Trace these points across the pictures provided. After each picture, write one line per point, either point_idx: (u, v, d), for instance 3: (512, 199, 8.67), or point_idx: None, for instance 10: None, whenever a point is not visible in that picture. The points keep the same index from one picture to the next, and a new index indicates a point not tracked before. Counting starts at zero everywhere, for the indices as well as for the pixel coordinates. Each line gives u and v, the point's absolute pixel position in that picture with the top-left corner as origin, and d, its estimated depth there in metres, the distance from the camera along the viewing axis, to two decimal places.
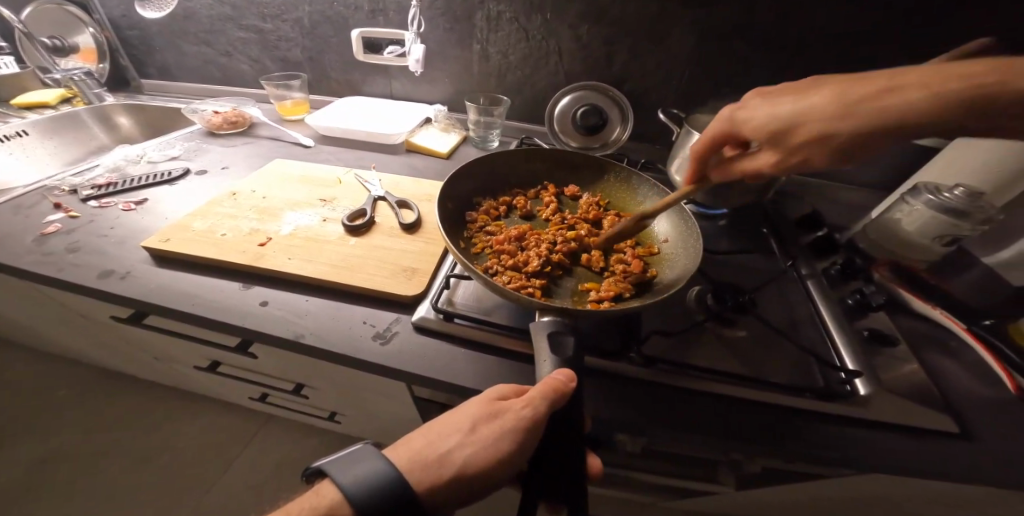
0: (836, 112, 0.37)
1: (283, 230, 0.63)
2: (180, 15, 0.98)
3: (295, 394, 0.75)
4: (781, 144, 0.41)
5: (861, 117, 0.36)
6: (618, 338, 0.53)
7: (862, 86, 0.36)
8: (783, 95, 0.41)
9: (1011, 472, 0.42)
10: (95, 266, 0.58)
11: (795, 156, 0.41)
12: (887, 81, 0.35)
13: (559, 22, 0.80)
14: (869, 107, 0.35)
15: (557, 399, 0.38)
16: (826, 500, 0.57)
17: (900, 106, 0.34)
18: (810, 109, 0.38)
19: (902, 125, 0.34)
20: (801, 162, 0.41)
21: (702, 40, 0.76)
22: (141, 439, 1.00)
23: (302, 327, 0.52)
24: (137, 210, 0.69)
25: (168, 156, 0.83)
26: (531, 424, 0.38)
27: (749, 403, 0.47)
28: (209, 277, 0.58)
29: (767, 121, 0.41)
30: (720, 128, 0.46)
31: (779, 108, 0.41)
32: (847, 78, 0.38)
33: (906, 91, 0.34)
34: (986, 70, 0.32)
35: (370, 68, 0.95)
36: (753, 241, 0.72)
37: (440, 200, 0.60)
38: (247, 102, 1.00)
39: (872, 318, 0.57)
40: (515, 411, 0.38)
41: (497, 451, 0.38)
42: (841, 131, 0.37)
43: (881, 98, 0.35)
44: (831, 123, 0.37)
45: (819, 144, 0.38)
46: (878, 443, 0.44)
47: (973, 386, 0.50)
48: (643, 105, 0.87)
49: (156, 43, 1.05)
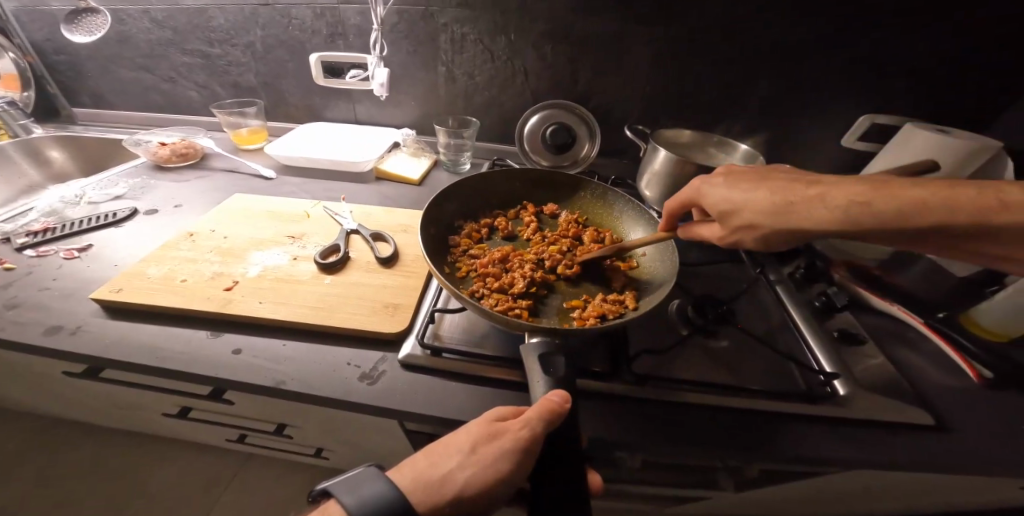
0: (773, 208, 0.41)
1: (250, 272, 0.60)
2: (115, 39, 0.92)
3: (279, 434, 0.70)
4: (726, 224, 0.45)
5: (790, 220, 0.41)
6: (608, 358, 0.54)
7: (824, 196, 0.39)
8: (745, 181, 0.44)
9: (979, 455, 0.46)
10: (41, 323, 0.53)
11: (733, 235, 0.46)
12: (826, 192, 0.39)
13: (523, 43, 0.80)
14: (835, 202, 0.39)
15: (555, 413, 0.38)
16: (817, 496, 0.59)
17: (826, 215, 0.39)
18: (751, 202, 0.43)
19: (824, 228, 0.39)
20: (738, 241, 0.46)
21: (662, 59, 0.79)
22: (98, 497, 0.91)
23: (283, 373, 0.49)
24: (81, 258, 0.63)
25: (111, 195, 0.76)
26: (531, 440, 0.38)
27: (742, 412, 0.49)
28: (174, 327, 0.54)
29: (721, 203, 0.45)
30: (688, 194, 0.50)
31: (731, 194, 0.44)
32: (799, 182, 0.41)
33: (836, 201, 0.39)
34: (962, 203, 0.35)
35: (330, 92, 0.92)
36: (724, 251, 0.74)
37: (424, 228, 0.59)
38: (197, 131, 0.94)
39: (838, 318, 0.61)
40: (515, 428, 0.38)
41: (498, 471, 0.37)
42: (772, 230, 0.42)
43: (818, 204, 0.39)
44: (762, 219, 0.42)
45: (754, 232, 0.43)
46: (863, 440, 0.47)
47: (936, 375, 0.55)
48: (610, 121, 0.89)
49: (88, 70, 0.98)
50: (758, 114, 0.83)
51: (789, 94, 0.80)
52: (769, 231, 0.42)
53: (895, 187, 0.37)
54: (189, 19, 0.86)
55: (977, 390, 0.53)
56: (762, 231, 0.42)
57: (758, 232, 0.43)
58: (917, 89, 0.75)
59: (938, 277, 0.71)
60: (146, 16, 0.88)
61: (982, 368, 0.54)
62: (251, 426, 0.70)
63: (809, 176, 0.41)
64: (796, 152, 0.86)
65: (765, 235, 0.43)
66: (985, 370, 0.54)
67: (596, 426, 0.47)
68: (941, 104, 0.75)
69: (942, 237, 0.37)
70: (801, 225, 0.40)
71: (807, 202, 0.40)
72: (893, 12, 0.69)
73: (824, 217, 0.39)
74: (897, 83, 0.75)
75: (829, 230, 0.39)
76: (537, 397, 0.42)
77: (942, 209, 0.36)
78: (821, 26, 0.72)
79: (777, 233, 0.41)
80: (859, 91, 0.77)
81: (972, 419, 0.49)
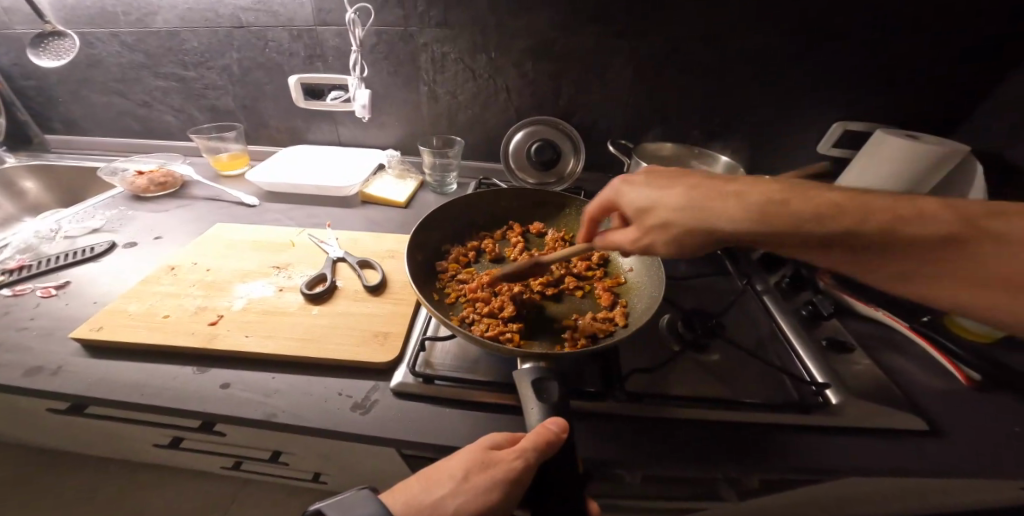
0: (685, 208, 0.41)
1: (235, 305, 0.59)
2: (85, 63, 0.90)
3: (274, 461, 0.69)
4: (642, 223, 0.45)
5: (698, 216, 0.40)
6: (602, 377, 0.54)
7: (736, 189, 0.40)
8: (664, 182, 0.44)
9: (966, 459, 0.47)
10: (19, 365, 0.52)
11: (646, 237, 0.45)
12: (737, 189, 0.40)
13: (504, 60, 0.80)
14: (748, 203, 0.38)
15: (549, 443, 0.37)
16: None
17: (738, 212, 0.39)
18: (665, 202, 0.43)
19: (731, 224, 0.39)
20: (651, 244, 0.45)
21: (642, 73, 0.80)
22: None
23: (273, 407, 0.48)
24: (59, 295, 0.62)
25: (88, 228, 0.75)
26: (524, 470, 0.37)
27: (736, 426, 0.49)
28: (159, 364, 0.53)
29: (640, 200, 0.45)
30: (610, 199, 0.50)
31: (649, 191, 0.44)
32: (714, 182, 0.42)
33: (752, 200, 0.38)
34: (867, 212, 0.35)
35: (312, 114, 0.91)
36: (711, 264, 0.75)
37: (410, 255, 0.59)
38: (176, 157, 0.92)
39: (826, 326, 0.63)
40: (509, 457, 0.37)
41: (490, 501, 0.36)
42: (686, 226, 0.41)
43: (724, 201, 0.39)
44: (676, 215, 0.42)
45: (668, 233, 0.43)
46: (855, 450, 0.47)
47: (921, 379, 0.56)
48: (594, 135, 0.90)
49: (59, 96, 0.95)
50: (738, 124, 0.84)
51: (766, 104, 0.81)
52: (680, 229, 0.42)
53: (792, 192, 0.38)
54: (162, 43, 0.85)
55: (961, 392, 0.54)
56: (674, 229, 0.42)
57: (670, 231, 0.42)
58: (888, 96, 0.77)
59: None
60: (116, 40, 0.86)
61: (969, 370, 0.55)
62: (246, 454, 0.69)
63: (720, 180, 0.42)
64: (777, 159, 0.88)
65: (675, 233, 0.42)
66: (972, 372, 0.55)
67: (593, 447, 0.47)
68: (914, 110, 0.77)
69: (858, 245, 0.35)
70: (711, 223, 0.40)
71: (722, 199, 0.40)
72: (862, 23, 0.70)
73: (735, 213, 0.38)
74: (870, 90, 0.77)
75: (739, 229, 0.39)
76: (533, 423, 0.41)
77: (846, 212, 0.35)
78: (795, 37, 0.74)
79: (689, 231, 0.41)
80: (834, 100, 0.79)
81: (959, 422, 0.51)
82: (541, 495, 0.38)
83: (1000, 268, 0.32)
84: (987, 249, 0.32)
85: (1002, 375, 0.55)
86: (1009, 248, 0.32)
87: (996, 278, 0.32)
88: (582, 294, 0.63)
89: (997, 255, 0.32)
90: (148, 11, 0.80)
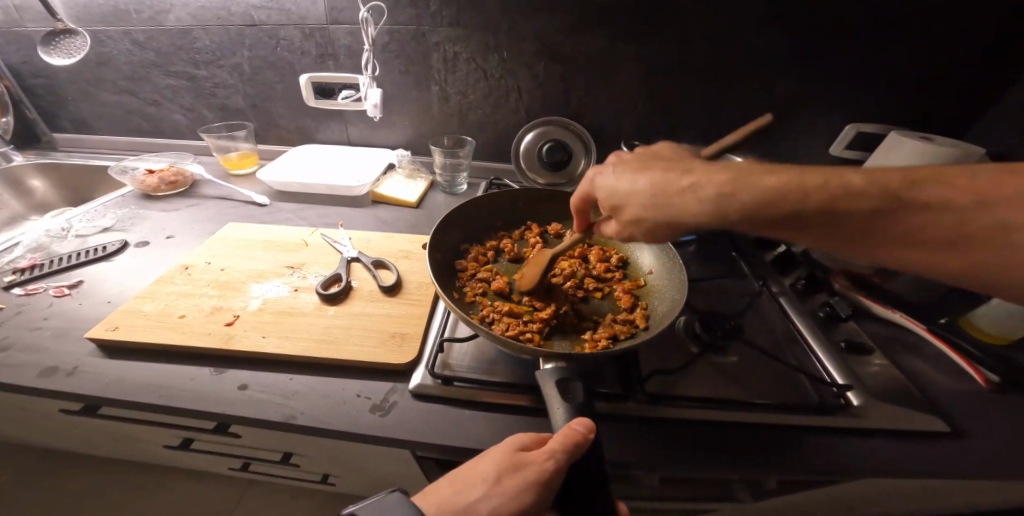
0: (650, 202, 0.42)
1: (251, 305, 0.59)
2: (94, 61, 0.89)
3: (285, 463, 0.69)
4: (617, 217, 0.46)
5: (661, 208, 0.41)
6: (621, 379, 0.54)
7: (686, 182, 0.39)
8: (628, 172, 0.45)
9: (983, 461, 0.47)
10: (34, 365, 0.52)
11: (626, 229, 0.46)
12: (694, 180, 0.39)
13: (516, 60, 0.80)
14: (700, 196, 0.38)
15: (579, 444, 0.37)
16: None
17: (697, 207, 0.38)
18: (631, 196, 0.43)
19: (692, 219, 0.39)
20: (631, 234, 0.46)
21: (654, 74, 0.80)
22: None
23: (292, 408, 0.48)
24: (72, 295, 0.62)
25: (99, 227, 0.74)
26: (554, 471, 0.37)
27: (755, 427, 0.49)
28: (175, 365, 0.53)
29: (610, 195, 0.46)
30: (586, 189, 0.51)
31: (617, 187, 0.45)
32: (672, 169, 0.42)
33: (705, 191, 0.38)
34: (815, 188, 0.33)
35: (322, 113, 0.91)
36: (725, 266, 0.75)
37: (432, 255, 0.59)
38: (185, 156, 0.92)
39: (843, 328, 0.63)
40: (539, 459, 0.37)
41: (522, 503, 0.36)
42: (655, 220, 0.42)
43: (680, 194, 0.39)
44: (642, 210, 0.42)
45: (643, 225, 0.43)
46: (876, 452, 0.47)
47: (937, 381, 0.56)
48: (604, 136, 0.89)
49: (67, 93, 0.95)
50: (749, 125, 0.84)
51: (778, 106, 0.81)
52: (651, 224, 0.42)
53: (741, 175, 0.37)
54: (172, 41, 0.84)
55: (976, 395, 0.54)
56: (646, 224, 0.43)
57: (643, 225, 0.43)
58: (898, 98, 0.77)
59: None
60: (126, 37, 0.85)
61: (988, 372, 0.56)
62: (256, 456, 0.69)
63: (677, 166, 0.41)
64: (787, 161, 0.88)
65: (649, 229, 0.43)
66: (991, 374, 0.56)
67: (613, 449, 0.47)
68: (926, 112, 0.78)
69: (809, 226, 0.34)
70: (679, 217, 0.40)
71: (681, 193, 0.39)
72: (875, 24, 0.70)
73: (695, 208, 0.38)
74: (881, 92, 0.77)
75: (704, 222, 0.38)
76: (560, 423, 0.41)
77: (792, 191, 0.34)
78: (809, 39, 0.73)
79: (659, 226, 0.42)
80: (846, 102, 0.79)
81: (976, 424, 0.51)
82: (570, 495, 0.39)
83: (951, 225, 0.31)
84: (927, 212, 0.31)
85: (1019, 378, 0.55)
86: (962, 206, 0.30)
87: (944, 236, 0.31)
88: (602, 296, 0.63)
89: (952, 214, 0.31)
90: (160, 9, 0.80)
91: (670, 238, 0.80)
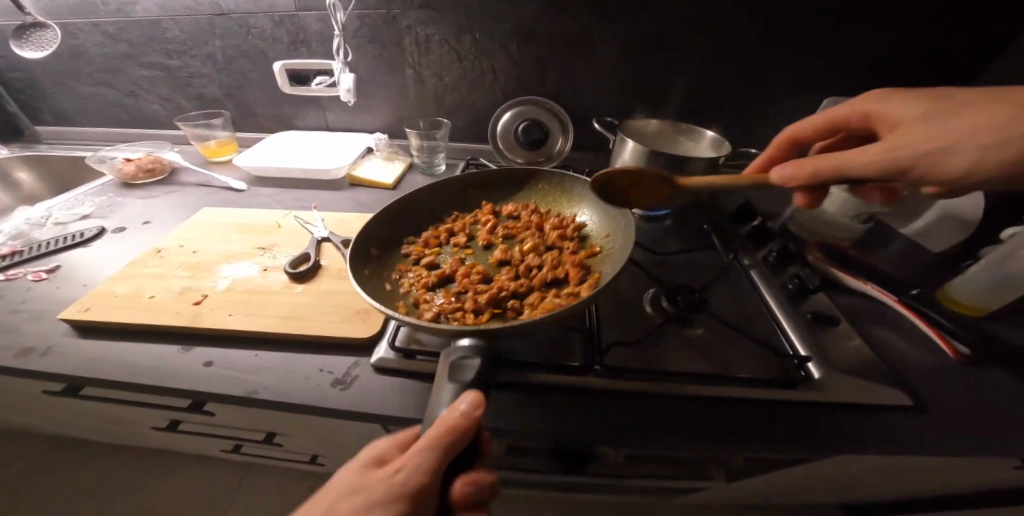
0: (939, 111, 0.45)
1: (219, 285, 0.59)
2: (69, 53, 0.91)
3: (269, 443, 0.69)
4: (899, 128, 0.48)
5: (960, 115, 0.43)
6: (583, 351, 0.54)
7: (970, 101, 0.44)
8: (911, 96, 0.48)
9: (962, 435, 0.46)
10: (11, 346, 0.53)
11: (858, 148, 0.45)
12: (986, 100, 0.43)
13: (489, 42, 0.81)
14: (972, 112, 0.43)
15: (457, 435, 0.32)
16: (810, 475, 0.59)
17: (989, 118, 0.42)
18: (916, 107, 0.46)
19: (976, 130, 0.42)
20: (859, 154, 0.45)
21: (627, 52, 0.80)
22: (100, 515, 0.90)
23: (255, 384, 0.49)
24: (50, 279, 0.63)
25: (78, 214, 0.75)
26: (420, 474, 0.32)
27: (722, 400, 0.49)
28: (145, 343, 0.53)
29: (895, 111, 0.48)
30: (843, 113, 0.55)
31: (901, 103, 0.48)
32: (934, 96, 0.46)
33: (994, 109, 0.42)
34: None
35: (300, 100, 0.92)
36: (698, 239, 0.76)
37: (351, 241, 0.58)
38: (164, 145, 0.94)
39: (812, 300, 0.62)
40: (408, 457, 0.32)
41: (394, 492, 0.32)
42: (942, 132, 0.43)
43: (978, 106, 0.43)
44: (932, 114, 0.45)
45: (908, 138, 0.44)
46: (847, 426, 0.46)
47: (914, 353, 0.55)
48: (580, 116, 0.89)
49: (46, 86, 0.98)
50: (723, 102, 0.84)
51: (749, 82, 0.81)
52: (914, 141, 0.44)
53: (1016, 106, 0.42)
54: (142, 33, 0.87)
55: (958, 368, 0.53)
56: (909, 139, 0.44)
57: (924, 132, 0.44)
58: (872, 72, 0.77)
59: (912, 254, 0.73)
60: (95, 29, 0.87)
61: (958, 344, 0.54)
62: (241, 436, 0.69)
63: (951, 94, 0.45)
64: (765, 137, 0.88)
65: (897, 147, 0.44)
66: (961, 346, 0.54)
67: (573, 420, 0.47)
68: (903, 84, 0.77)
69: None
70: (949, 134, 0.43)
71: (982, 110, 0.43)
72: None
73: (1000, 115, 0.42)
74: (854, 67, 0.77)
75: (984, 135, 0.42)
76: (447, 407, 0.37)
77: None
78: (776, 12, 0.73)
79: (942, 135, 0.43)
80: (817, 77, 0.79)
81: (953, 396, 0.50)
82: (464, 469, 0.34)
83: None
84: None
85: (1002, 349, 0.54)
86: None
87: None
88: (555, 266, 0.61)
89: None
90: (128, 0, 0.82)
91: (646, 213, 0.81)
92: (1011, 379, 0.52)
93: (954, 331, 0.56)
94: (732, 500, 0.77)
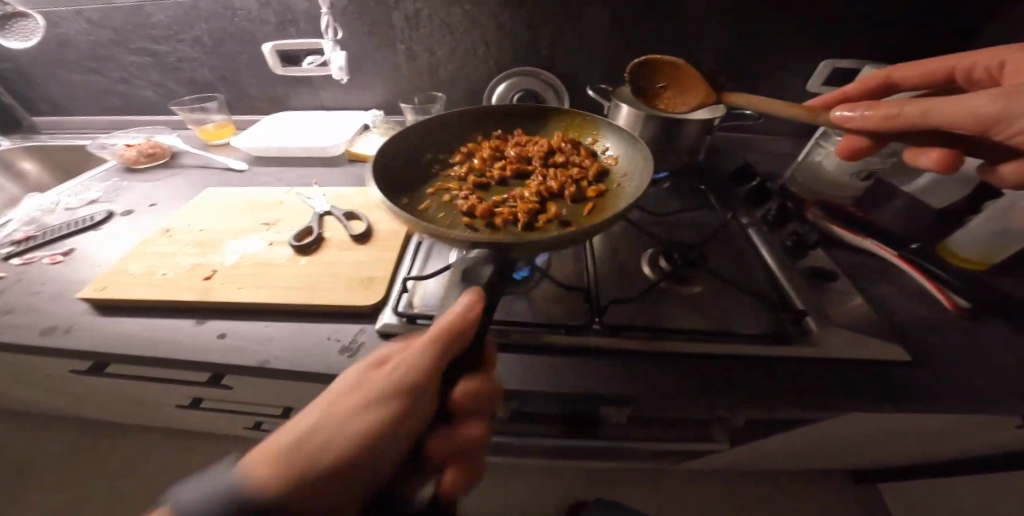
0: None
1: (228, 260, 0.61)
2: (55, 43, 0.92)
3: (288, 417, 0.69)
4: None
5: None
6: (583, 311, 0.55)
7: None
8: None
9: (963, 386, 0.46)
10: (35, 325, 0.55)
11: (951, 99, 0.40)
12: None
13: (477, 13, 0.80)
14: None
15: (456, 340, 0.35)
16: (818, 433, 0.59)
17: None
18: None
19: None
20: (946, 104, 0.40)
21: (618, 17, 0.79)
22: (133, 491, 0.95)
23: (269, 353, 0.51)
24: (65, 261, 0.64)
25: (86, 200, 0.77)
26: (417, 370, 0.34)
27: (722, 358, 0.50)
28: (160, 318, 0.55)
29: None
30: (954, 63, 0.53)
31: None
32: None
33: None
34: None
35: (293, 80, 0.93)
36: (696, 200, 0.77)
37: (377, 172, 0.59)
38: (162, 131, 0.95)
39: (812, 257, 0.62)
40: (407, 354, 0.35)
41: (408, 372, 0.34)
42: None
43: None
44: None
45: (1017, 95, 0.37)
46: (848, 378, 0.47)
47: (914, 308, 0.56)
48: (575, 83, 0.89)
49: (37, 76, 0.99)
50: (717, 65, 0.83)
51: (742, 44, 0.80)
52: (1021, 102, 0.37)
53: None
54: (127, 19, 0.87)
55: (959, 321, 0.54)
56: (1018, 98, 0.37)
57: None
58: (867, 29, 0.76)
59: (915, 213, 0.73)
60: (80, 17, 0.88)
61: (957, 297, 0.55)
62: (258, 410, 0.70)
63: None
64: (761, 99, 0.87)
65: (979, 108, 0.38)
66: (961, 299, 0.54)
67: (578, 375, 0.48)
68: (901, 38, 0.76)
69: None
70: None
71: None
72: None
73: None
74: (849, 25, 0.76)
75: None
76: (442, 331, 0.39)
77: None
78: None
79: None
80: (813, 36, 0.78)
81: (952, 348, 0.51)
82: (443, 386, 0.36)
83: None
84: None
85: (1004, 302, 0.55)
86: None
87: None
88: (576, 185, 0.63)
89: None
90: None
91: None
92: (1010, 328, 0.52)
93: (955, 284, 0.56)
94: (744, 461, 0.77)
